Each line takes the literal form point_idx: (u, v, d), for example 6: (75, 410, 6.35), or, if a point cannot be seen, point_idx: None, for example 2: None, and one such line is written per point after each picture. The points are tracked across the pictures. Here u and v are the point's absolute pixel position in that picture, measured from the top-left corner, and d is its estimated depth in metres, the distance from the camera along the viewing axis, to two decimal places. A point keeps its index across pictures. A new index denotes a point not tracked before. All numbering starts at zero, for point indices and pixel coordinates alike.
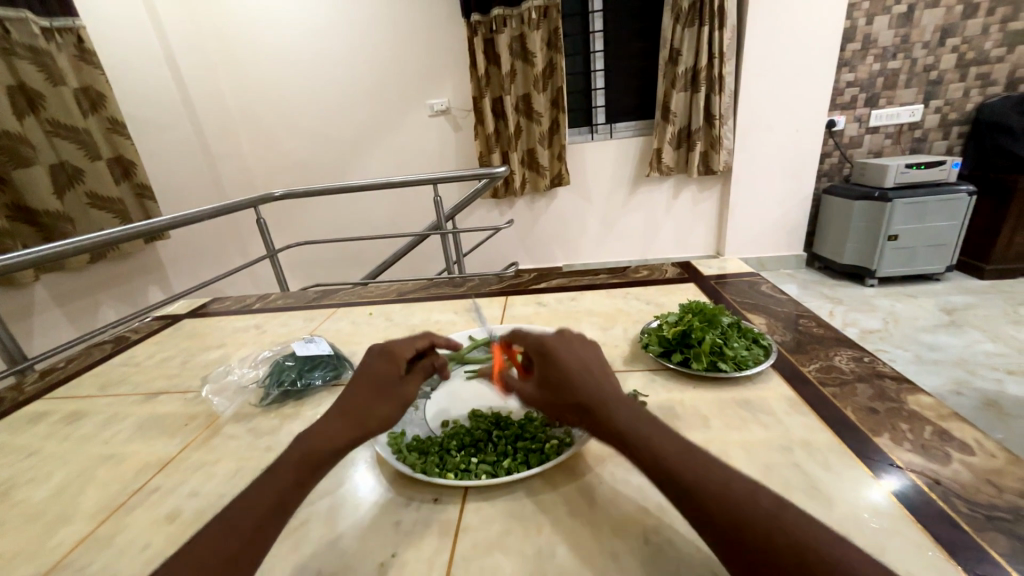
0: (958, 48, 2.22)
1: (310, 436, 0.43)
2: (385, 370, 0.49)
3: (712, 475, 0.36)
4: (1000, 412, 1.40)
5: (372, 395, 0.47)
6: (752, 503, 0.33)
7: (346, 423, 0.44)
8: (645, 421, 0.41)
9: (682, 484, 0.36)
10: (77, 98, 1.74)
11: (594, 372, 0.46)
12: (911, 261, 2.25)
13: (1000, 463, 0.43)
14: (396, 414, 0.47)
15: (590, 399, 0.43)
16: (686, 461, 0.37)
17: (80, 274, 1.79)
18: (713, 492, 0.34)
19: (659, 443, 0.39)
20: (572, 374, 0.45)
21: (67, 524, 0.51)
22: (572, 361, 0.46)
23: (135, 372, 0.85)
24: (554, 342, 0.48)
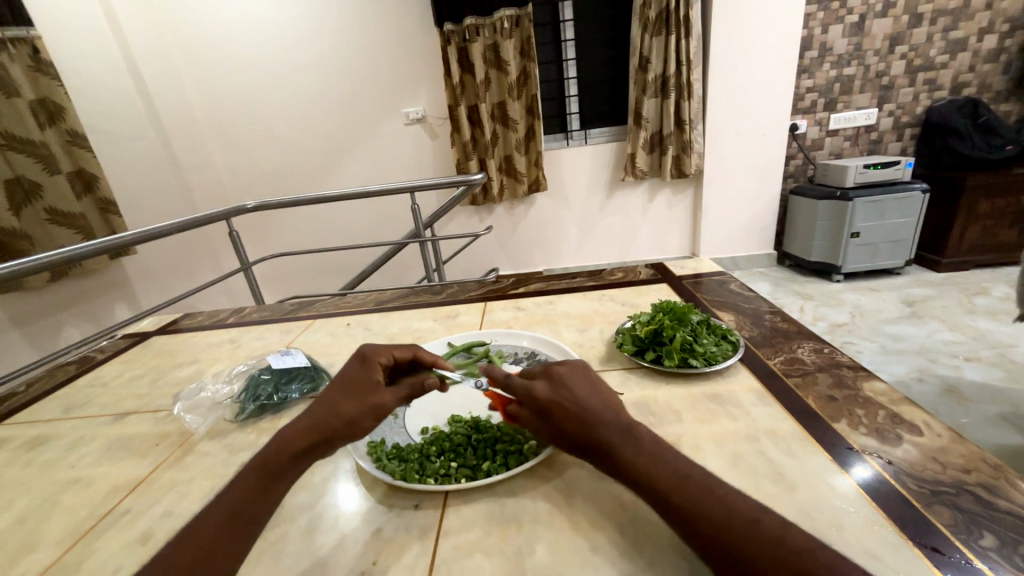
0: (907, 55, 2.36)
1: (278, 440, 0.45)
2: (358, 377, 0.51)
3: (716, 506, 0.37)
4: (958, 397, 1.48)
5: (341, 398, 0.48)
6: (756, 531, 0.34)
7: (309, 425, 0.46)
8: (646, 454, 0.41)
9: (687, 518, 0.37)
10: (33, 109, 1.67)
11: (593, 407, 0.45)
12: (873, 256, 2.36)
13: (945, 441, 0.47)
14: (360, 416, 0.47)
15: (592, 439, 0.43)
16: (678, 482, 0.39)
17: (40, 294, 1.72)
18: (719, 524, 0.35)
19: (651, 466, 0.40)
20: (566, 402, 0.45)
21: (30, 554, 0.49)
22: (569, 400, 0.45)
23: (102, 393, 0.82)
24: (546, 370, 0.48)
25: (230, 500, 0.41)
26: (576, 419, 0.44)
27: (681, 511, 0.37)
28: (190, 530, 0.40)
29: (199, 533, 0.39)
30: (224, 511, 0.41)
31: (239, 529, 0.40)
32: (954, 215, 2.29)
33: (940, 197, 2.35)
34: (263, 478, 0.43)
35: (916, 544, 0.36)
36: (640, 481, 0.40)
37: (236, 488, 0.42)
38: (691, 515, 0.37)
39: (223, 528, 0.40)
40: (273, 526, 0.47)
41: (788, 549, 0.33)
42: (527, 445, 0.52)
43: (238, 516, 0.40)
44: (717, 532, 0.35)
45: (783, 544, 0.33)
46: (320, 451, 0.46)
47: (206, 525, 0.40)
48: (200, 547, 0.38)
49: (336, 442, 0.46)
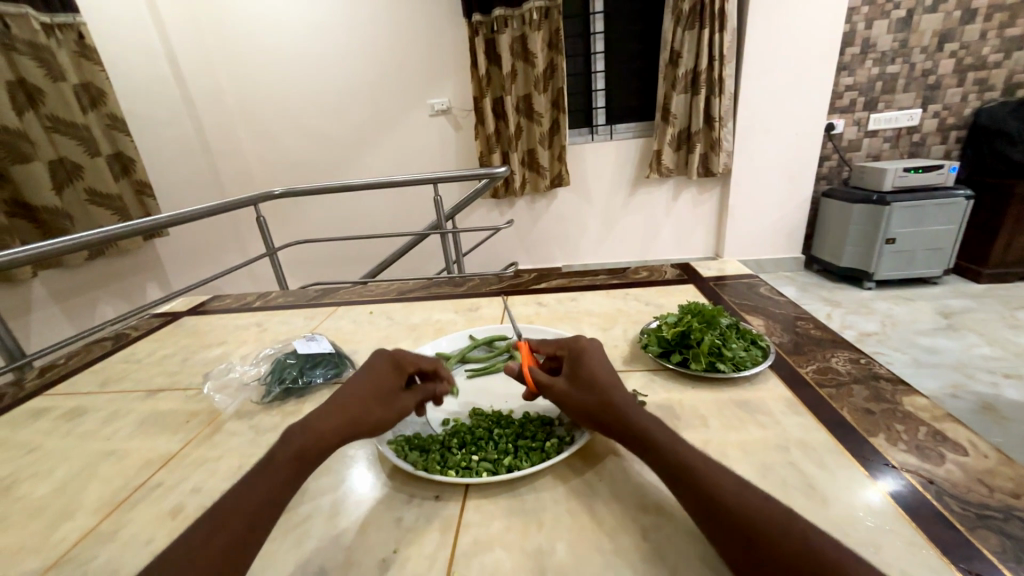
0: (957, 53, 2.24)
1: (300, 427, 0.46)
2: (384, 376, 0.52)
3: (732, 484, 0.37)
4: (996, 415, 1.41)
5: (369, 397, 0.49)
6: (769, 512, 0.35)
7: (334, 414, 0.47)
8: (670, 432, 0.43)
9: (702, 491, 0.37)
10: (76, 93, 1.74)
11: (619, 382, 0.49)
12: (909, 264, 2.27)
13: (991, 463, 0.44)
14: (387, 418, 0.49)
15: (619, 406, 0.45)
16: (699, 460, 0.40)
17: (79, 271, 1.79)
18: (732, 498, 0.36)
19: (675, 442, 0.42)
20: (603, 375, 0.49)
21: (70, 520, 0.51)
22: (600, 368, 0.49)
23: (136, 369, 0.86)
24: (585, 344, 0.53)
25: (252, 484, 0.41)
26: (607, 385, 0.47)
27: (696, 483, 0.38)
28: (211, 512, 0.39)
29: (220, 515, 0.39)
30: (246, 493, 0.40)
31: (260, 513, 0.39)
32: (999, 223, 2.17)
33: (985, 204, 2.23)
34: (287, 464, 0.43)
35: (959, 568, 0.35)
36: (660, 454, 0.41)
37: (259, 473, 0.42)
38: (717, 499, 0.36)
39: (245, 511, 0.39)
40: (296, 508, 0.47)
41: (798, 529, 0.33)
42: (549, 443, 0.51)
43: (264, 498, 0.40)
44: (747, 522, 0.34)
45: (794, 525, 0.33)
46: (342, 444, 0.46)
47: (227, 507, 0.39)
48: (222, 527, 0.38)
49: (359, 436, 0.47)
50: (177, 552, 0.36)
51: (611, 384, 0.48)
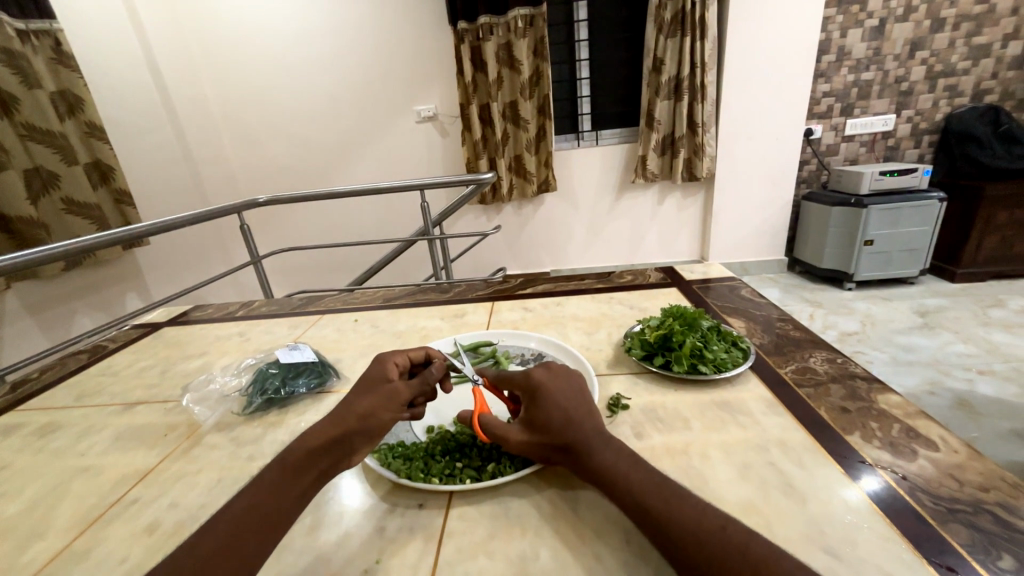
0: (927, 60, 2.32)
1: (297, 441, 0.46)
2: (372, 377, 0.52)
3: (686, 512, 0.37)
4: (972, 411, 1.45)
5: (357, 397, 0.49)
6: (723, 540, 0.34)
7: (327, 424, 0.47)
8: (626, 458, 0.42)
9: (657, 523, 0.37)
10: (53, 101, 1.70)
11: (577, 408, 0.47)
12: (887, 265, 2.32)
13: (961, 458, 0.46)
14: (375, 408, 0.47)
15: (575, 438, 0.44)
16: (654, 487, 0.39)
17: (54, 282, 1.75)
18: (686, 528, 0.35)
19: (630, 470, 0.41)
20: (559, 415, 0.46)
21: (40, 539, 0.49)
22: (561, 397, 0.47)
23: (113, 382, 0.84)
24: (540, 377, 0.49)
25: (247, 498, 0.41)
26: (563, 415, 0.46)
27: (652, 514, 0.37)
28: (207, 526, 0.39)
29: (213, 529, 0.39)
30: (241, 507, 0.40)
31: (252, 526, 0.39)
32: (971, 224, 2.24)
33: (958, 206, 2.30)
34: (281, 476, 0.43)
35: (930, 562, 0.36)
36: (616, 484, 0.40)
37: (254, 487, 0.42)
38: (672, 532, 0.36)
39: (239, 525, 0.39)
40: None
41: (753, 556, 0.33)
42: None
43: (248, 513, 0.40)
44: (709, 566, 0.33)
45: (748, 552, 0.33)
46: (339, 450, 0.45)
47: (221, 521, 0.39)
48: (214, 541, 0.38)
49: (356, 438, 0.46)
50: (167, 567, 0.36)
51: (569, 422, 0.45)
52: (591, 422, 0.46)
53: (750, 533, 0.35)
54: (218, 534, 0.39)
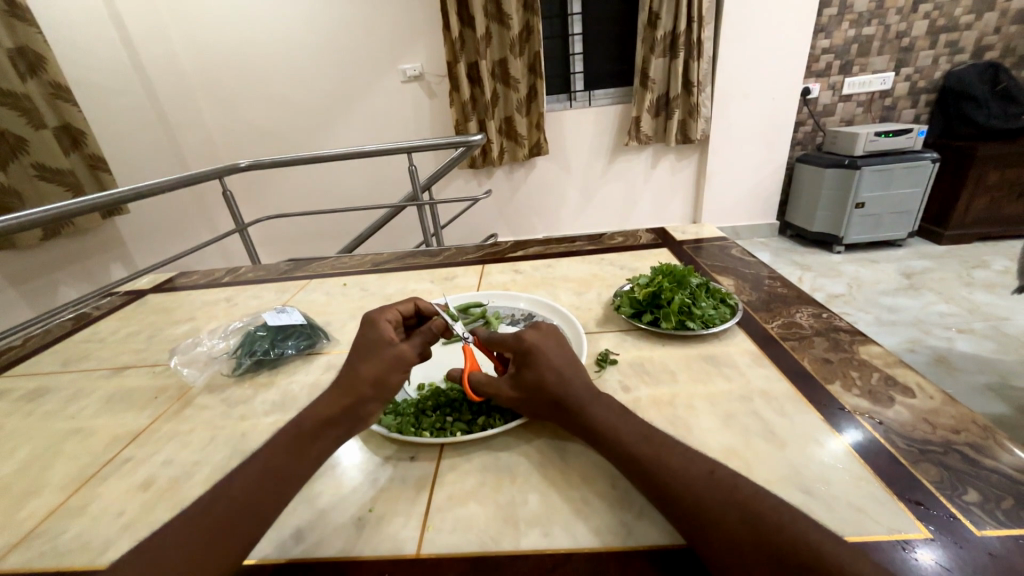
0: (930, 14, 2.24)
1: (309, 409, 0.46)
2: (370, 339, 0.50)
3: (674, 459, 0.37)
4: (949, 367, 1.50)
5: (360, 363, 0.48)
6: (708, 483, 0.35)
7: (338, 393, 0.46)
8: (615, 413, 0.43)
9: (645, 471, 0.38)
10: (12, 59, 1.59)
11: (568, 367, 0.47)
12: (877, 227, 2.34)
13: (936, 403, 0.47)
14: (386, 373, 0.47)
15: (564, 395, 0.45)
16: (642, 438, 0.40)
17: (32, 252, 1.70)
18: (673, 474, 0.36)
19: (619, 424, 0.42)
20: (552, 375, 0.46)
21: (36, 498, 0.50)
22: (551, 357, 0.47)
23: (99, 348, 0.83)
24: (531, 339, 0.49)
25: (262, 462, 0.41)
26: (553, 373, 0.46)
27: (639, 463, 0.38)
28: (222, 487, 0.39)
29: (229, 493, 0.39)
30: (256, 470, 0.40)
31: (270, 490, 0.39)
32: (962, 186, 2.24)
33: (950, 168, 2.30)
34: (297, 443, 0.43)
35: (901, 498, 0.37)
36: (606, 438, 0.41)
37: (270, 451, 0.42)
38: (660, 478, 0.37)
39: (258, 487, 0.39)
40: None
41: (739, 495, 0.34)
42: None
43: (267, 477, 0.40)
44: (693, 506, 0.34)
45: (734, 492, 0.34)
46: (355, 416, 0.46)
47: (235, 484, 0.39)
48: (231, 503, 0.38)
49: (371, 405, 0.46)
50: (181, 530, 0.36)
51: (559, 380, 0.46)
52: (582, 379, 0.46)
53: (737, 476, 0.36)
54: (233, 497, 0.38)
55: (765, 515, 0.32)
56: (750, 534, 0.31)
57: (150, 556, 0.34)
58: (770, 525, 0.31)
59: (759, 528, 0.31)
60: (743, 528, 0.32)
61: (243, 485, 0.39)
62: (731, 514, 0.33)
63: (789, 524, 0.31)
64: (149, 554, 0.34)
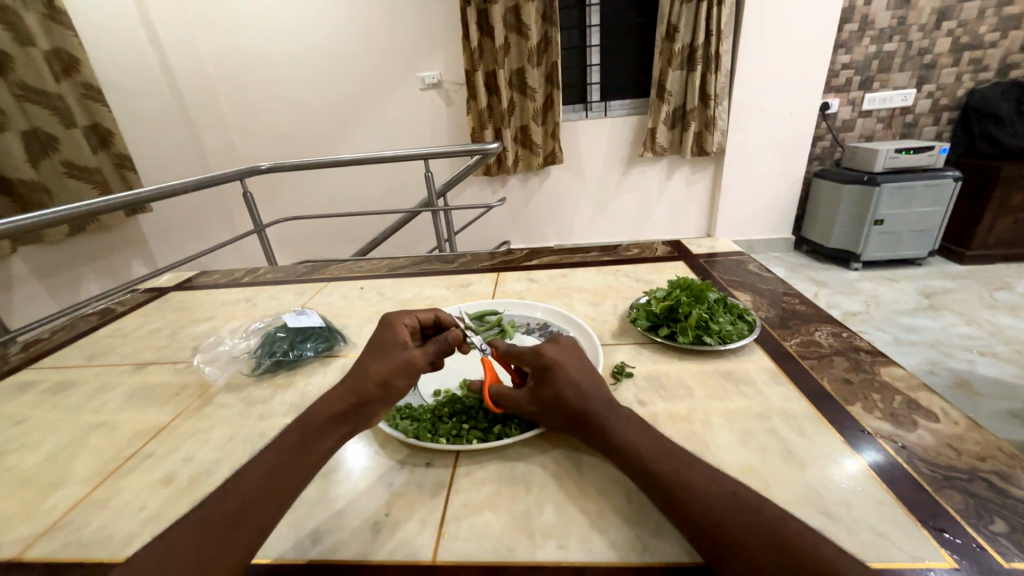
0: (954, 32, 2.22)
1: (317, 404, 0.46)
2: (385, 341, 0.52)
3: (695, 478, 0.37)
4: (970, 391, 1.46)
5: (371, 361, 0.50)
6: (729, 504, 0.35)
7: (346, 390, 0.47)
8: (635, 429, 0.43)
9: (666, 489, 0.37)
10: (48, 60, 1.66)
11: (586, 383, 0.47)
12: (896, 245, 2.30)
13: (961, 429, 0.46)
14: (393, 375, 0.48)
15: (583, 411, 0.45)
16: (663, 455, 0.40)
17: (59, 247, 1.75)
18: (693, 494, 0.36)
19: (639, 440, 0.42)
20: (572, 391, 0.46)
21: (61, 488, 0.51)
22: (569, 373, 0.48)
23: (123, 343, 0.85)
24: (550, 356, 0.49)
25: (271, 457, 0.42)
26: (571, 388, 0.46)
27: (660, 481, 0.38)
28: (233, 482, 0.40)
29: (240, 487, 0.39)
30: (266, 465, 0.41)
31: (278, 485, 0.40)
32: (984, 205, 2.20)
33: (972, 186, 2.25)
34: (304, 438, 0.44)
35: (924, 525, 0.37)
36: (626, 454, 0.41)
37: (278, 446, 0.43)
38: (680, 497, 0.36)
39: (266, 481, 0.40)
40: None
41: (763, 518, 0.33)
42: None
43: (275, 471, 0.41)
44: (716, 530, 0.34)
45: (757, 514, 0.33)
46: (358, 415, 0.47)
47: (245, 480, 0.40)
48: (241, 498, 0.39)
49: (375, 404, 0.47)
50: (192, 525, 0.37)
51: (578, 395, 0.46)
52: (601, 394, 0.47)
53: (758, 497, 0.35)
54: (243, 493, 0.39)
55: (788, 539, 0.31)
56: (774, 558, 0.31)
57: (164, 549, 0.35)
58: (793, 549, 0.31)
59: (782, 552, 0.31)
60: (765, 551, 0.31)
61: (253, 479, 0.40)
62: (754, 537, 0.32)
63: (814, 550, 0.31)
64: (163, 547, 0.35)
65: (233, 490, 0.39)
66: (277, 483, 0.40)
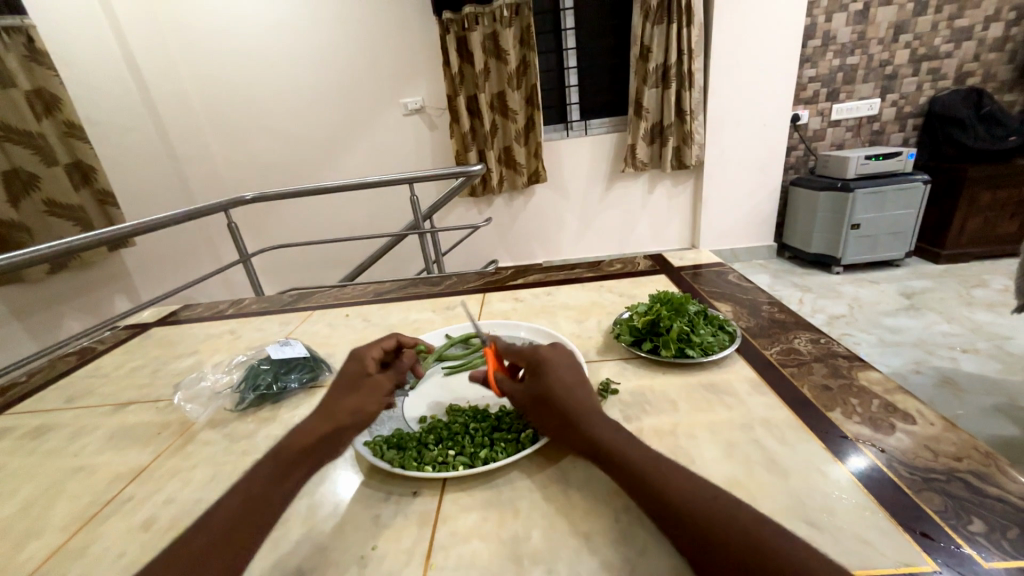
0: (911, 44, 2.33)
1: (290, 436, 0.45)
2: (352, 370, 0.52)
3: (681, 484, 0.37)
4: (956, 388, 1.49)
5: (340, 391, 0.50)
6: (715, 509, 0.35)
7: (317, 420, 0.47)
8: (622, 434, 0.43)
9: (653, 494, 0.37)
10: (29, 100, 1.66)
11: (577, 388, 0.48)
12: (874, 248, 2.36)
13: (937, 429, 0.47)
14: (363, 403, 0.49)
15: (573, 413, 0.45)
16: (650, 461, 0.40)
17: (40, 285, 1.72)
18: (679, 498, 0.36)
19: (626, 446, 0.42)
20: (567, 386, 0.47)
21: (35, 540, 0.49)
22: (561, 376, 0.48)
23: (102, 383, 0.83)
24: (545, 352, 0.51)
25: (243, 493, 0.41)
26: (563, 390, 0.47)
27: (647, 484, 0.38)
28: (203, 519, 0.39)
29: (211, 523, 0.38)
30: (237, 502, 0.40)
31: (252, 519, 0.39)
32: (954, 206, 2.28)
33: (941, 189, 2.34)
34: (278, 468, 0.42)
35: (906, 529, 0.37)
36: (615, 458, 0.41)
37: (251, 479, 0.42)
38: (668, 499, 0.37)
39: (237, 518, 0.39)
40: None
41: (747, 526, 0.33)
42: (524, 434, 0.52)
43: (244, 507, 0.39)
44: (703, 536, 0.34)
45: (742, 521, 0.34)
46: (330, 445, 0.46)
47: (219, 517, 0.39)
48: (215, 536, 0.37)
49: (346, 433, 0.47)
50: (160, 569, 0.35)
51: (569, 397, 0.46)
52: (590, 399, 0.47)
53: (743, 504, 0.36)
54: (214, 531, 0.38)
55: (771, 548, 0.32)
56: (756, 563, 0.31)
57: None
58: (776, 557, 0.31)
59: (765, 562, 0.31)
60: (751, 556, 0.32)
61: (228, 515, 0.39)
62: (741, 545, 0.32)
63: (792, 556, 0.31)
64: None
65: (203, 528, 0.38)
66: (249, 520, 0.39)
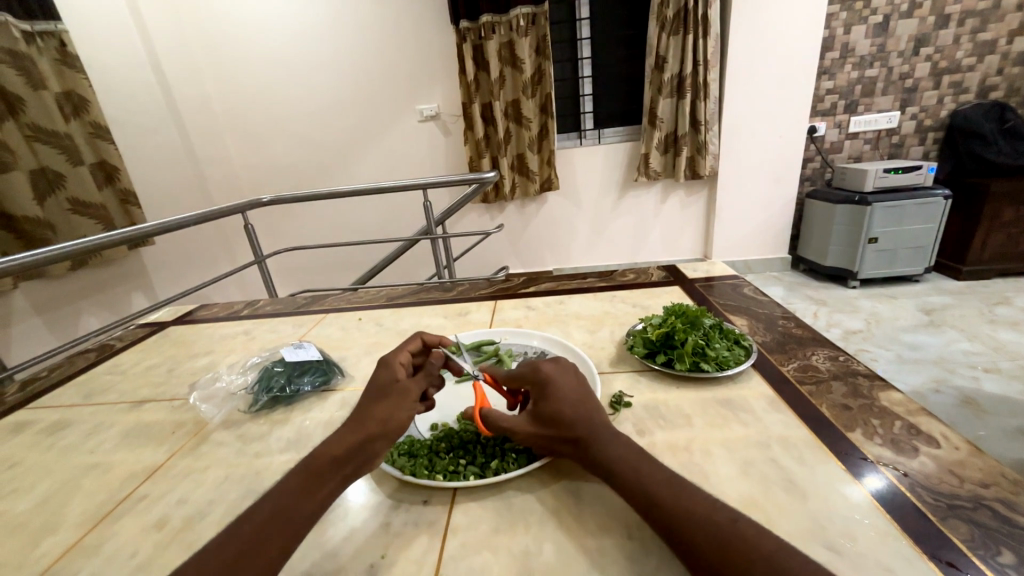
0: (932, 57, 2.30)
1: (321, 447, 0.44)
2: (381, 379, 0.50)
3: (698, 504, 0.37)
4: (978, 409, 1.44)
5: (369, 402, 0.48)
6: (732, 530, 0.35)
7: (349, 430, 0.45)
8: (632, 451, 0.43)
9: (669, 516, 0.37)
10: (58, 102, 1.72)
11: (583, 404, 0.47)
12: (892, 262, 2.31)
13: (962, 454, 0.46)
14: (395, 408, 0.47)
15: (582, 431, 0.45)
16: (667, 482, 0.39)
17: (61, 282, 1.76)
18: (696, 519, 0.36)
19: (639, 462, 0.42)
20: (565, 407, 0.47)
21: (51, 535, 0.50)
22: (568, 396, 0.48)
23: (120, 380, 0.85)
24: (548, 371, 0.50)
25: (270, 504, 0.40)
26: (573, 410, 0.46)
27: (663, 507, 0.38)
28: (229, 528, 0.38)
29: (237, 533, 0.38)
30: (263, 513, 0.39)
31: (278, 532, 0.38)
32: (977, 221, 2.22)
33: (962, 203, 2.29)
34: (307, 481, 0.41)
35: (931, 558, 0.36)
36: (626, 477, 0.41)
37: (279, 491, 0.41)
38: (683, 519, 0.36)
39: (262, 530, 0.38)
40: None
41: (766, 551, 0.33)
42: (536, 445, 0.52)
43: (271, 520, 0.38)
44: (721, 558, 0.33)
45: (759, 543, 0.33)
46: (361, 456, 0.44)
47: (249, 522, 0.38)
48: (239, 545, 0.37)
49: (379, 441, 0.45)
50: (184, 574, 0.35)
51: (578, 416, 0.46)
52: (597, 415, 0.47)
53: (759, 527, 0.35)
54: (239, 540, 0.37)
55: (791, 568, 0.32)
56: None
57: None
58: None
59: None
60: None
61: (253, 528, 0.38)
62: (758, 564, 0.32)
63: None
64: None
65: (227, 540, 0.37)
66: (275, 531, 0.38)
